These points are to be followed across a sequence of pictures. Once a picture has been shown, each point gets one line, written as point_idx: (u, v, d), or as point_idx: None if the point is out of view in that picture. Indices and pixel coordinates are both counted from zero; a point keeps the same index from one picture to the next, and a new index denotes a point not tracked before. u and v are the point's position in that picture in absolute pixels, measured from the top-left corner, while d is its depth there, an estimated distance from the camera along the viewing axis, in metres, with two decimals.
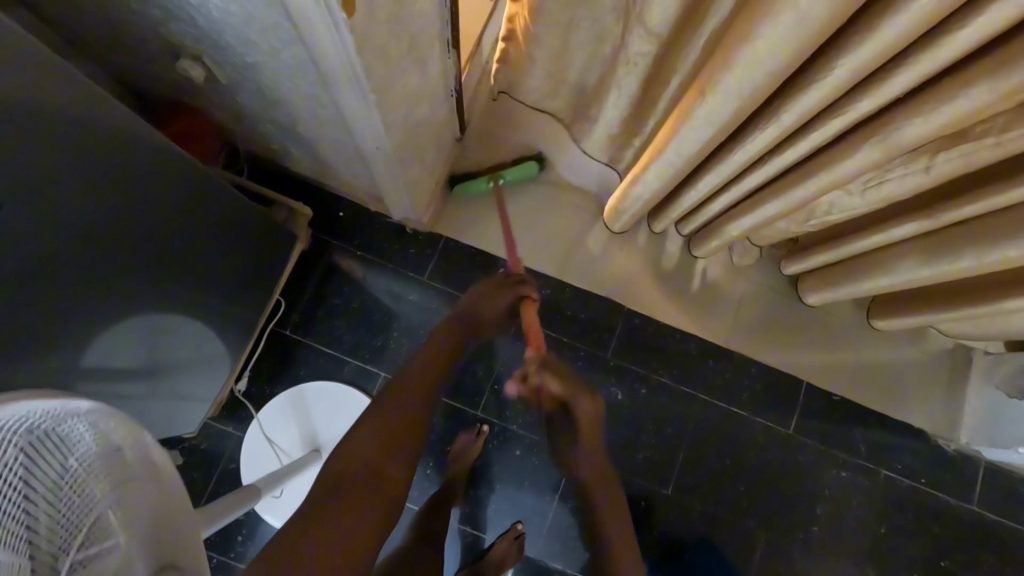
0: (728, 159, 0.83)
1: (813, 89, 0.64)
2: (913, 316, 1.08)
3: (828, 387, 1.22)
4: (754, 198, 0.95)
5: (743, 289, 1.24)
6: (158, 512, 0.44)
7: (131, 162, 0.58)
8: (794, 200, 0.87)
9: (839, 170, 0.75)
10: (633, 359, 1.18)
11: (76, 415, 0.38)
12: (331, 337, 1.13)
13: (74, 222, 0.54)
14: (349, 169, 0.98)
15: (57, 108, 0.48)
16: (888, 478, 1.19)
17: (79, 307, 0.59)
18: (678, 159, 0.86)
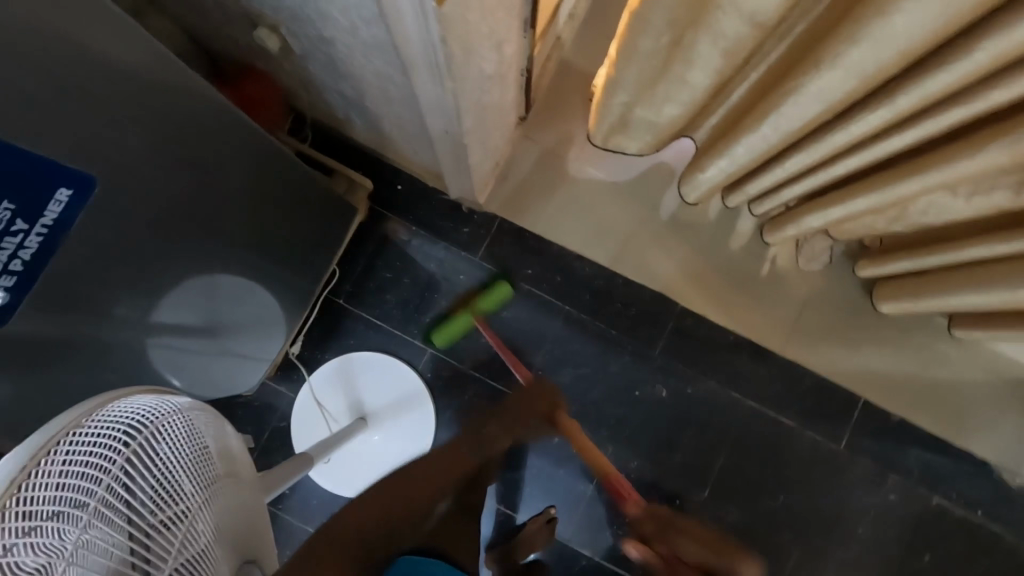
0: (826, 140, 0.79)
1: (942, 73, 0.57)
2: (1002, 333, 1.01)
3: (887, 407, 1.18)
4: (846, 188, 0.90)
5: (806, 294, 1.21)
6: (239, 512, 0.48)
7: (192, 121, 0.63)
8: (894, 195, 0.82)
9: (959, 166, 0.69)
10: (681, 357, 1.19)
11: (176, 415, 0.45)
12: (380, 308, 1.19)
13: (142, 186, 0.59)
14: (412, 144, 1.02)
15: (125, 74, 0.53)
16: (939, 506, 1.16)
17: (143, 263, 0.65)
18: (772, 135, 0.83)
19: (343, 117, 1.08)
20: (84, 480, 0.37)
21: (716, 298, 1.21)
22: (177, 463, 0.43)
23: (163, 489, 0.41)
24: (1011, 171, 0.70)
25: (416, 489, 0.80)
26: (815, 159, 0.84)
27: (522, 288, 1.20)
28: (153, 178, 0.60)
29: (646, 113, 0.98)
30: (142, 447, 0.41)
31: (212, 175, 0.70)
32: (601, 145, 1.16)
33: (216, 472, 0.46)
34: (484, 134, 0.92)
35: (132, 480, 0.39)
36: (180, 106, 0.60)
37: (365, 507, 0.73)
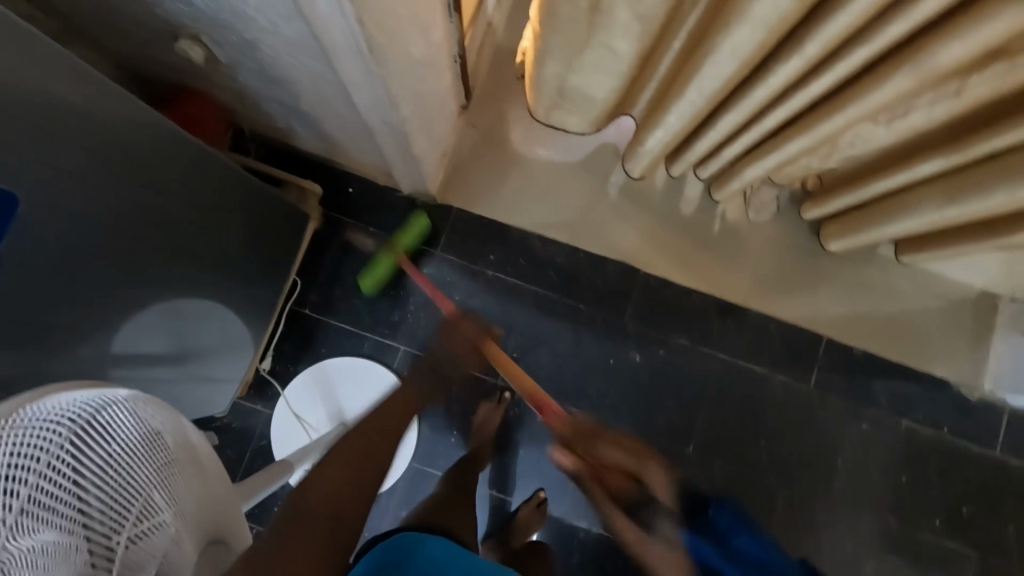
0: (749, 97, 0.82)
1: (838, 16, 0.61)
2: (941, 250, 1.06)
3: (850, 342, 1.23)
4: (778, 136, 0.94)
5: (760, 244, 1.25)
6: (202, 499, 0.48)
7: (125, 140, 0.62)
8: (821, 134, 0.86)
9: (873, 98, 0.73)
10: (651, 321, 1.22)
11: (115, 406, 0.41)
12: (348, 313, 1.18)
13: (77, 211, 0.58)
14: (356, 144, 1.02)
15: (50, 100, 0.52)
16: (909, 428, 1.21)
17: (91, 290, 0.64)
18: (699, 97, 0.86)
19: (284, 126, 1.07)
20: (29, 487, 0.34)
21: (676, 259, 1.24)
22: (123, 460, 0.41)
23: (112, 489, 0.39)
24: (921, 92, 0.75)
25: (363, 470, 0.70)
26: (743, 116, 0.88)
27: (486, 274, 1.21)
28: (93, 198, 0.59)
29: (582, 88, 1.00)
30: (81, 447, 0.38)
31: (157, 191, 0.69)
32: (543, 120, 1.19)
33: (167, 463, 0.44)
34: (425, 122, 0.93)
35: (77, 483, 0.37)
36: (115, 122, 0.59)
37: (321, 484, 0.65)
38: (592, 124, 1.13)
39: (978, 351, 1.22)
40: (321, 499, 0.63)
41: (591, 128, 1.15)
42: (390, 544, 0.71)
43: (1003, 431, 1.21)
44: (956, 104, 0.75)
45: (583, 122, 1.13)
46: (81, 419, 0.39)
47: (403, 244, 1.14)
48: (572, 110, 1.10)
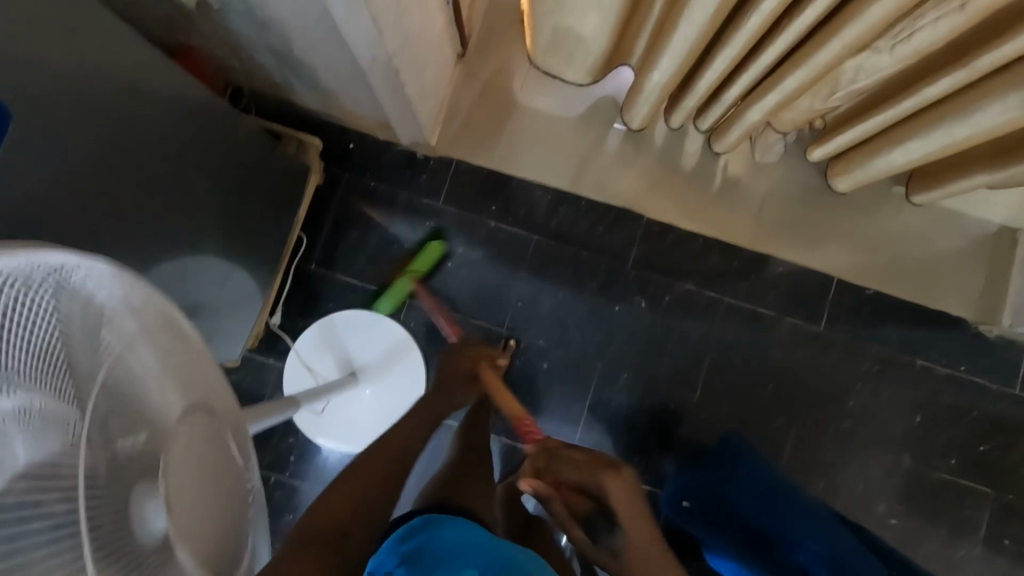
0: (743, 27, 0.80)
1: None
2: (951, 183, 1.04)
3: (860, 283, 1.21)
4: (774, 74, 0.92)
5: (766, 187, 1.23)
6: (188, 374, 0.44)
7: (124, 88, 0.63)
8: (817, 67, 0.84)
9: (868, 17, 0.70)
10: (655, 268, 1.21)
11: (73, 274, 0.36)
12: (353, 268, 1.20)
13: (84, 152, 0.59)
14: (352, 94, 1.02)
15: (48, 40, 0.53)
16: (923, 367, 1.19)
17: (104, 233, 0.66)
18: (693, 29, 0.84)
19: (280, 81, 1.08)
20: None
21: (680, 205, 1.22)
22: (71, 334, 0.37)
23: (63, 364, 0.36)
24: (925, 7, 0.72)
25: (368, 488, 0.73)
26: (739, 51, 0.86)
27: (488, 225, 1.21)
28: (100, 135, 0.61)
29: (576, 29, 0.98)
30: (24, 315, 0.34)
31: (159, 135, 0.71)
32: (542, 67, 1.18)
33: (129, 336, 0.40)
34: (418, 67, 0.93)
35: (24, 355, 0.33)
36: (111, 62, 0.60)
37: (327, 504, 0.68)
38: (588, 72, 1.12)
39: (996, 287, 1.19)
40: (338, 510, 0.68)
41: (589, 78, 1.14)
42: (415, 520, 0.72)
43: (1022, 367, 1.18)
44: (961, 20, 0.72)
45: (580, 72, 1.13)
46: (32, 285, 0.34)
47: (414, 267, 1.17)
48: (569, 55, 1.08)
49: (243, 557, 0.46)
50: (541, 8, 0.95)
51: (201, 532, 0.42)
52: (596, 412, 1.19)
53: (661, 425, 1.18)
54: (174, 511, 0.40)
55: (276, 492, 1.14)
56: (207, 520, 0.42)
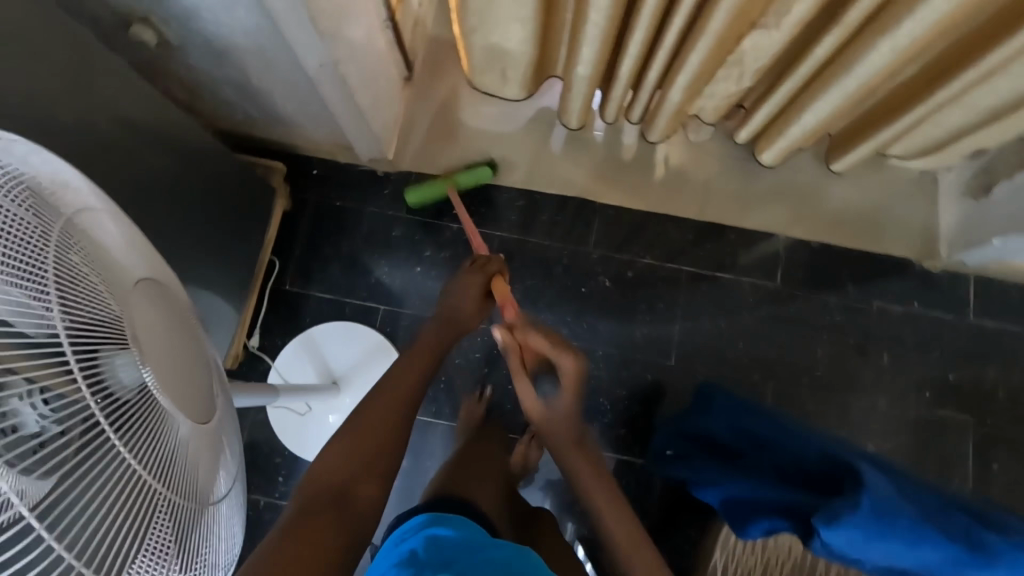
0: (643, 9, 0.91)
1: None
2: (866, 142, 1.13)
3: (807, 237, 1.29)
4: (681, 56, 1.02)
5: (705, 163, 1.32)
6: (133, 254, 0.47)
7: (89, 114, 0.70)
8: (714, 40, 0.94)
9: None
10: (614, 248, 1.27)
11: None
12: (327, 283, 1.24)
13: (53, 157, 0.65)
14: (308, 116, 1.10)
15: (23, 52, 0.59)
16: (881, 308, 1.25)
17: None
18: (601, 19, 0.94)
19: (242, 115, 1.16)
20: None
21: (629, 188, 1.31)
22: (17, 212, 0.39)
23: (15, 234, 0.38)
24: None
25: (381, 446, 0.74)
26: (646, 33, 0.97)
27: (452, 228, 1.27)
28: (66, 143, 0.66)
29: (503, 44, 1.09)
30: None
31: (118, 158, 0.76)
32: (478, 87, 1.28)
33: (68, 217, 0.43)
34: (365, 80, 1.01)
35: None
36: (72, 83, 0.67)
37: (332, 463, 0.71)
38: (523, 84, 1.22)
39: (931, 225, 1.27)
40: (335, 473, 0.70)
41: (523, 90, 1.25)
42: (414, 545, 0.68)
43: (972, 296, 1.24)
44: None
45: (513, 86, 1.24)
46: None
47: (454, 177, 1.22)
48: (503, 70, 1.19)
49: (215, 400, 0.51)
50: (467, 28, 1.06)
51: (175, 381, 0.46)
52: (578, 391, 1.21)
53: (644, 397, 1.21)
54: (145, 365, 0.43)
55: (269, 515, 1.13)
56: (179, 372, 0.46)
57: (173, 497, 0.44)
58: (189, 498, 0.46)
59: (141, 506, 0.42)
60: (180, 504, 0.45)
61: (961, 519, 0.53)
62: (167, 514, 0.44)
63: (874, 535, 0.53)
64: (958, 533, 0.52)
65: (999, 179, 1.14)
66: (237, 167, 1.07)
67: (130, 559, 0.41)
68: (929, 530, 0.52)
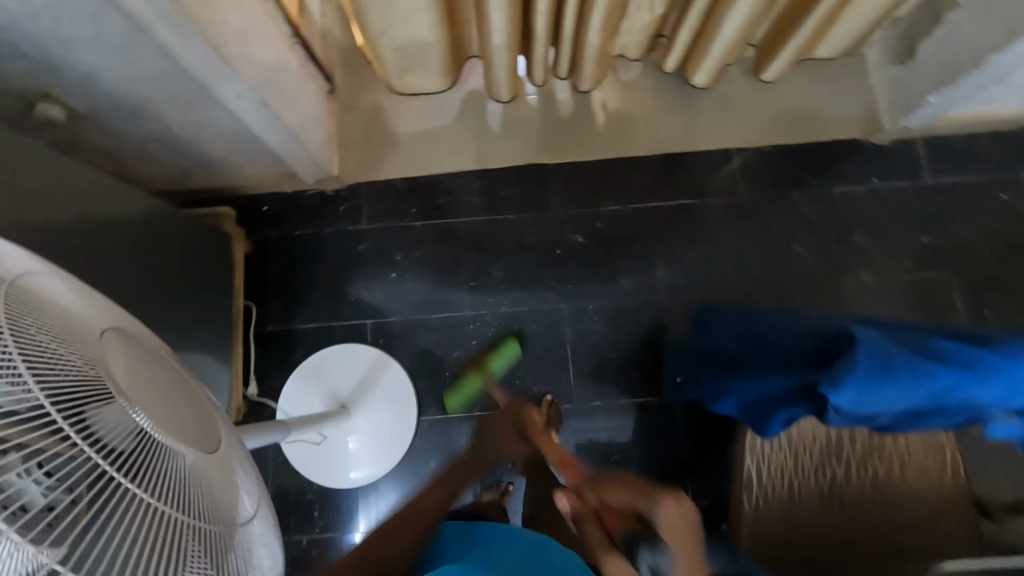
0: None
1: None
2: (789, 45, 1.14)
3: (757, 143, 1.30)
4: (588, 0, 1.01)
5: (642, 98, 1.33)
6: (92, 309, 0.46)
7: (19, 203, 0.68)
8: None
9: None
10: (578, 203, 1.28)
11: None
12: (309, 313, 1.23)
13: None
14: (243, 152, 1.08)
15: None
16: (844, 192, 1.28)
17: None
18: None
19: (177, 171, 1.13)
20: None
21: (577, 142, 1.31)
22: None
23: None
24: None
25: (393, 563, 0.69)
26: None
27: (416, 226, 1.26)
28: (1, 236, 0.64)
29: (413, 39, 1.07)
30: None
31: (65, 255, 0.75)
32: (401, 89, 1.27)
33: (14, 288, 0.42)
34: (288, 98, 1.00)
35: None
36: None
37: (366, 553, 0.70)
38: (441, 73, 1.21)
39: (869, 99, 1.29)
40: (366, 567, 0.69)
41: (445, 78, 1.24)
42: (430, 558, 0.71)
43: (925, 157, 1.28)
44: None
45: (434, 76, 1.22)
46: None
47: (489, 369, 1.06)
48: (421, 63, 1.17)
49: (221, 426, 0.50)
50: (373, 30, 1.04)
51: (173, 416, 0.45)
52: (581, 349, 1.22)
53: (644, 337, 1.22)
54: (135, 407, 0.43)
55: (317, 550, 1.13)
56: (173, 410, 0.46)
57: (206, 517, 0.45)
58: (219, 524, 0.46)
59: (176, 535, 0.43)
60: (212, 530, 0.45)
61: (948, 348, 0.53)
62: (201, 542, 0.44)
63: (877, 380, 0.53)
64: (941, 354, 0.53)
65: (918, 39, 1.15)
66: (189, 219, 1.05)
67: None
68: (917, 360, 0.53)
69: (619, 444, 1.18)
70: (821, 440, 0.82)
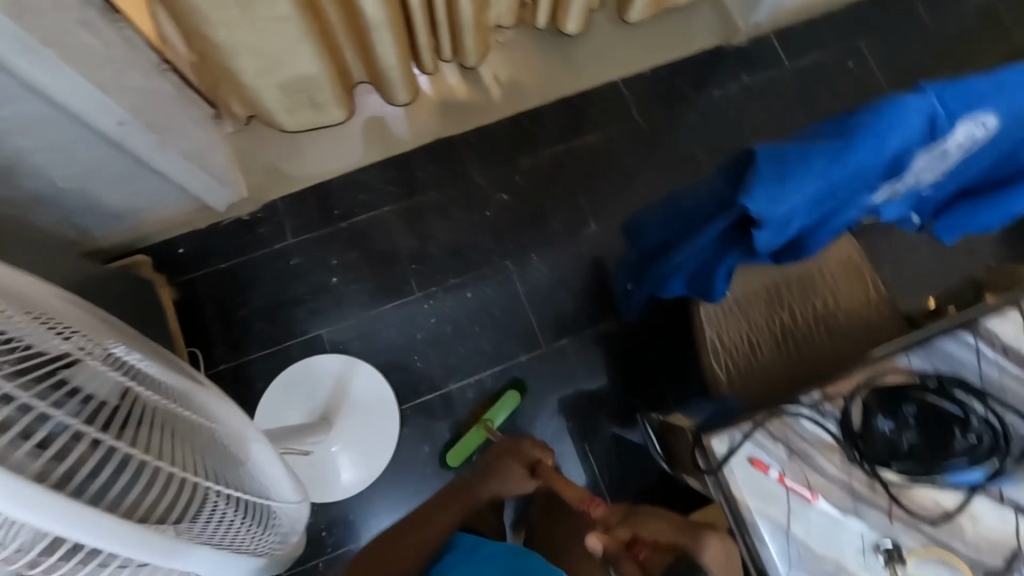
0: None
1: None
2: None
3: (637, 70, 1.40)
4: None
5: (524, 56, 1.39)
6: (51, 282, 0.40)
7: None
8: None
9: None
10: (493, 165, 1.32)
11: None
12: (260, 340, 1.19)
13: None
14: (142, 191, 1.04)
15: None
16: (722, 93, 1.40)
17: None
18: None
19: (74, 235, 1.05)
20: None
21: (475, 109, 1.35)
22: None
23: None
24: None
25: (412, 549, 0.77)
26: None
27: (343, 227, 1.25)
28: None
29: (298, 73, 1.06)
30: None
31: None
32: (294, 127, 1.24)
33: None
34: (174, 126, 0.97)
35: None
36: None
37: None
38: (337, 104, 1.19)
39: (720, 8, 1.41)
40: None
41: (344, 110, 1.22)
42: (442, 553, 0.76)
43: (778, 46, 1.42)
44: None
45: (330, 108, 1.19)
46: None
47: (490, 418, 1.14)
48: (315, 99, 1.15)
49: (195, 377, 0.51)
50: (253, 70, 1.03)
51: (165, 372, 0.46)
52: (535, 297, 1.26)
53: (589, 270, 1.28)
54: (97, 354, 0.40)
55: (336, 567, 1.11)
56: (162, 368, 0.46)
57: (206, 430, 0.47)
58: (234, 446, 0.49)
59: (198, 451, 0.44)
60: (232, 455, 0.49)
61: (827, 123, 0.53)
62: (229, 465, 0.47)
63: (781, 175, 0.51)
64: (830, 130, 0.51)
65: None
66: (104, 276, 0.99)
67: (226, 490, 0.45)
68: (812, 145, 0.51)
69: (594, 375, 1.23)
70: (762, 294, 0.89)
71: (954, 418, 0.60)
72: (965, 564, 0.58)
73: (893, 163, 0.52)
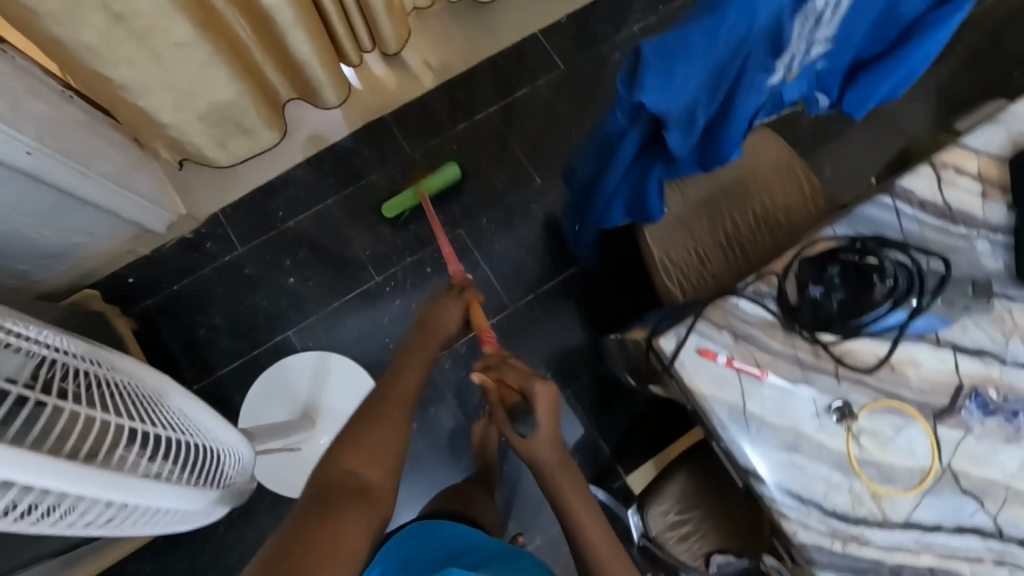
0: None
1: None
2: None
3: (555, 21, 1.39)
4: None
5: (440, 27, 1.38)
6: None
7: None
8: None
9: None
10: (428, 138, 1.32)
11: None
12: (228, 353, 1.19)
13: None
14: (75, 225, 1.04)
15: None
16: (643, 28, 1.40)
17: None
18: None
19: (17, 282, 1.03)
20: None
21: (401, 88, 1.34)
22: None
23: None
24: None
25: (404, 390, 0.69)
26: None
27: (289, 226, 1.24)
28: None
29: (218, 98, 1.04)
30: None
31: None
32: (228, 162, 1.19)
33: None
34: (88, 150, 0.98)
35: None
36: None
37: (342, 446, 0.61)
38: (268, 124, 1.15)
39: None
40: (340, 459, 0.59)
41: (276, 131, 1.18)
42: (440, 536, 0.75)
43: None
44: None
45: (261, 131, 1.16)
46: None
47: (426, 184, 1.25)
48: (244, 123, 1.12)
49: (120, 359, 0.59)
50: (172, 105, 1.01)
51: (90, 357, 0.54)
52: (492, 259, 1.27)
53: (542, 223, 1.29)
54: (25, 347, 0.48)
55: None
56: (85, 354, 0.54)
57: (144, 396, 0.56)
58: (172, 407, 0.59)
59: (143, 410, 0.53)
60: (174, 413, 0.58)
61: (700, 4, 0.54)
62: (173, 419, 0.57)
63: (668, 64, 0.52)
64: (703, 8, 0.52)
65: None
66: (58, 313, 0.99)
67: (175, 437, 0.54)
68: (690, 27, 0.51)
69: (564, 324, 1.25)
70: (702, 206, 0.91)
71: (873, 265, 0.62)
72: (914, 408, 0.61)
73: (771, 30, 0.53)
